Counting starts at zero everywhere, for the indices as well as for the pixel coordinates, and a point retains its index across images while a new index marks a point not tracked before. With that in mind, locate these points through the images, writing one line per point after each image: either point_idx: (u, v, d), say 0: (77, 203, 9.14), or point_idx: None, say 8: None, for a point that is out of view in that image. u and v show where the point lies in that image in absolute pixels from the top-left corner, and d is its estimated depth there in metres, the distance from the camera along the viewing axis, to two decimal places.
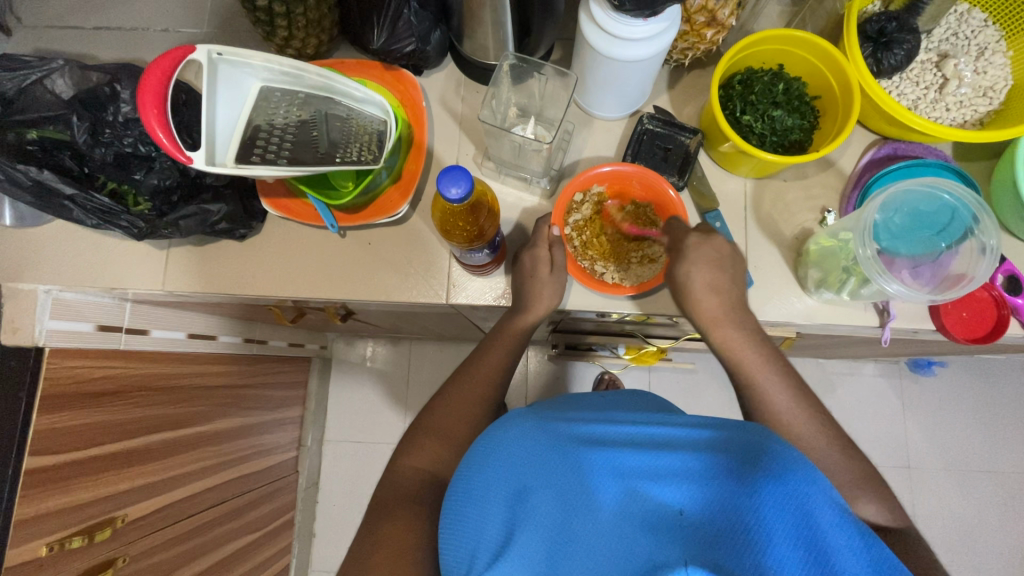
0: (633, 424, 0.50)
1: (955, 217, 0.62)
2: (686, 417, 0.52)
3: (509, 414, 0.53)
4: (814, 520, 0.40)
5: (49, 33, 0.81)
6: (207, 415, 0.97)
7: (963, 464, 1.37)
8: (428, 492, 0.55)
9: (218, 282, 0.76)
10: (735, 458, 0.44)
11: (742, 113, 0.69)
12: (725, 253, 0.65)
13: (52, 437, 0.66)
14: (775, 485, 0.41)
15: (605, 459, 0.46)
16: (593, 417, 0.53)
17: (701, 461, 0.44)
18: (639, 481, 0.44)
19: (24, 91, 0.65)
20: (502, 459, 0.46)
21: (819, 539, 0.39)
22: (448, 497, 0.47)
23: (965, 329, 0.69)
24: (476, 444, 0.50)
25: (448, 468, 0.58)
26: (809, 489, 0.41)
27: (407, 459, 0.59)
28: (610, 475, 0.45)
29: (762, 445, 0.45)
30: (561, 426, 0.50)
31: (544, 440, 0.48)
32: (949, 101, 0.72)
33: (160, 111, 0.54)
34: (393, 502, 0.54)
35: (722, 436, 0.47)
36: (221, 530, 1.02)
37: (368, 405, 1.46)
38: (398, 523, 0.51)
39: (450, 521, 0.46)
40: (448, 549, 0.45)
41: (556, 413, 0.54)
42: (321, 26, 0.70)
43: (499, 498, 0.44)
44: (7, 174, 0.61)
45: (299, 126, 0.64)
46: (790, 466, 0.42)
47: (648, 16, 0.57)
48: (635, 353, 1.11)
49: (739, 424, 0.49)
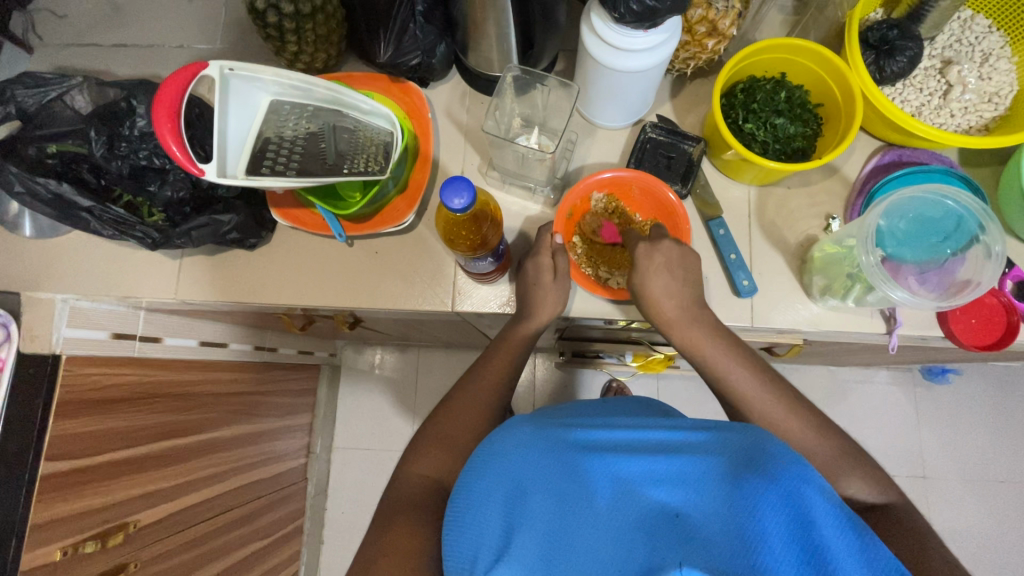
0: (632, 428, 0.51)
1: (960, 223, 0.62)
2: (684, 420, 0.52)
3: (510, 420, 0.53)
4: (810, 519, 0.40)
5: (68, 50, 0.83)
6: (218, 421, 0.99)
7: (979, 475, 1.34)
8: (431, 498, 0.56)
9: (228, 291, 0.78)
10: (733, 460, 0.44)
11: (745, 121, 0.69)
12: None
13: (69, 442, 0.67)
14: (772, 487, 0.41)
15: (604, 463, 0.46)
16: (592, 423, 0.53)
17: (699, 463, 0.45)
18: (636, 485, 0.44)
19: (44, 107, 0.67)
20: (501, 463, 0.47)
21: (815, 538, 0.40)
22: (450, 504, 0.48)
23: (974, 337, 0.68)
24: (476, 451, 0.50)
25: (452, 475, 0.59)
26: (807, 490, 0.41)
27: (412, 466, 0.59)
28: (608, 479, 0.45)
29: (758, 446, 0.45)
30: (561, 431, 0.50)
31: (543, 445, 0.48)
32: (953, 107, 0.71)
33: (174, 124, 0.56)
34: (397, 508, 0.54)
35: (720, 438, 0.47)
36: (232, 536, 1.04)
37: (377, 412, 1.47)
38: (402, 530, 0.51)
39: (449, 528, 0.46)
40: (448, 555, 0.45)
41: (556, 419, 0.54)
42: (330, 41, 0.72)
43: (497, 500, 0.45)
44: (28, 187, 0.64)
45: (308, 138, 0.66)
46: (786, 466, 0.43)
47: (648, 27, 0.58)
48: (641, 361, 1.15)
49: (738, 426, 0.49)
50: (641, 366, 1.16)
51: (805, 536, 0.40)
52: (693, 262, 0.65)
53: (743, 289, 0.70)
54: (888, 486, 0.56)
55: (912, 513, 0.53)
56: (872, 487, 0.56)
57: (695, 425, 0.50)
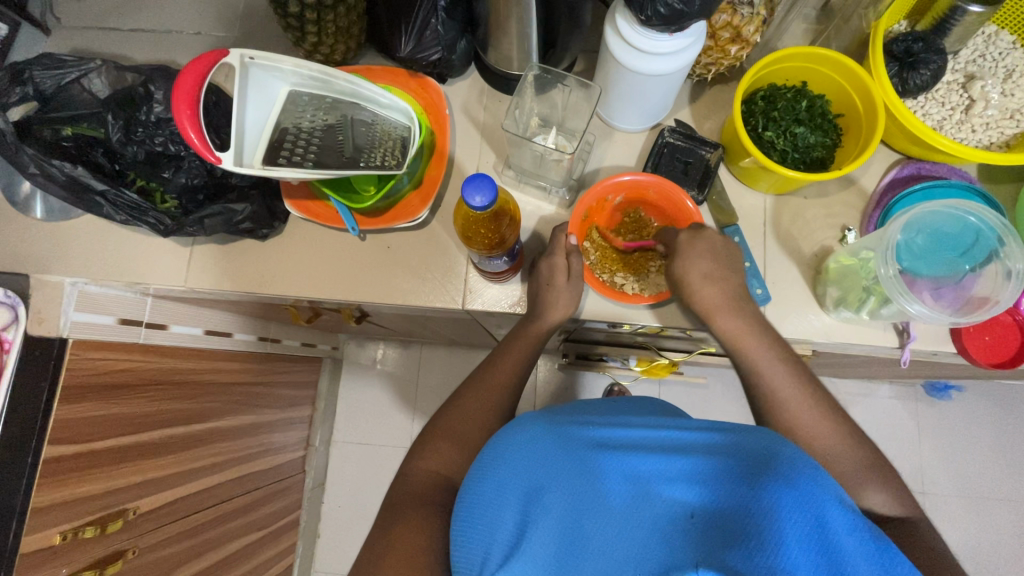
0: (645, 427, 0.50)
1: (979, 238, 0.61)
2: (695, 421, 0.52)
3: (520, 418, 0.53)
4: (827, 526, 0.39)
5: (86, 33, 0.83)
6: (219, 411, 0.98)
7: (979, 492, 1.34)
8: (439, 495, 0.55)
9: (237, 280, 0.77)
10: (748, 462, 0.43)
11: (765, 129, 0.69)
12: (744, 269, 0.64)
13: (72, 427, 0.67)
14: (788, 489, 0.40)
15: (615, 462, 0.46)
16: (602, 421, 0.53)
17: (713, 464, 0.44)
18: (649, 484, 0.44)
19: (62, 89, 0.67)
20: (512, 460, 0.47)
21: (831, 540, 0.39)
22: (461, 501, 0.48)
23: (987, 354, 0.68)
24: (486, 447, 0.50)
25: (459, 472, 0.58)
26: (823, 495, 0.41)
27: (419, 462, 0.59)
28: (620, 478, 0.45)
29: (771, 448, 0.45)
30: (574, 429, 0.50)
31: (553, 442, 0.48)
32: (975, 122, 0.71)
33: (193, 112, 0.55)
34: (405, 504, 0.54)
35: (733, 440, 0.47)
36: (230, 526, 1.04)
37: (378, 407, 1.46)
38: (409, 525, 0.51)
39: (461, 524, 0.46)
40: (458, 550, 0.45)
41: (566, 417, 0.54)
42: (350, 33, 0.71)
43: (509, 498, 0.45)
44: (43, 169, 0.63)
45: (325, 130, 0.66)
46: (800, 469, 0.42)
47: (674, 31, 0.57)
48: (647, 367, 1.10)
49: (751, 428, 0.48)
50: (644, 371, 1.15)
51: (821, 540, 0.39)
52: (711, 266, 0.65)
53: (755, 297, 0.69)
54: (897, 502, 0.56)
55: (921, 528, 0.53)
56: (881, 500, 0.55)
57: (706, 426, 0.50)
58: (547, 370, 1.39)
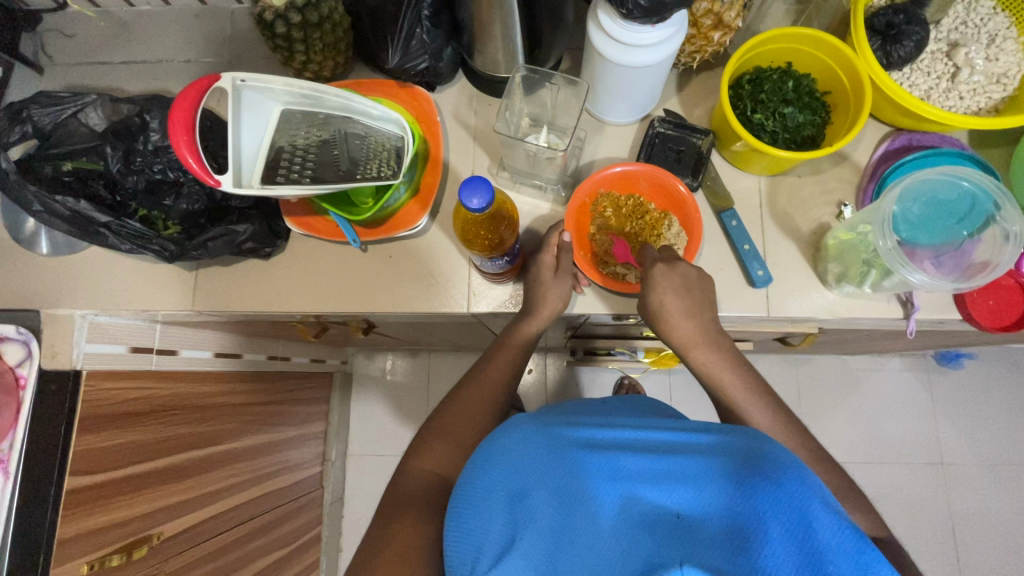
0: (633, 428, 0.51)
1: (975, 205, 0.62)
2: (688, 421, 0.52)
3: (513, 419, 0.53)
4: (809, 527, 0.39)
5: (78, 70, 0.84)
6: (234, 433, 0.99)
7: (997, 458, 1.34)
8: (436, 494, 0.55)
9: (242, 301, 0.78)
10: (734, 463, 0.44)
11: (753, 112, 0.69)
12: (666, 270, 0.64)
13: (92, 457, 0.68)
14: (773, 489, 0.40)
15: (604, 461, 0.45)
16: (592, 422, 0.53)
17: (701, 464, 0.44)
18: (635, 484, 0.44)
19: (59, 125, 0.68)
20: (503, 465, 0.47)
21: (812, 540, 0.38)
22: (452, 501, 0.48)
23: (991, 318, 0.68)
24: (481, 450, 0.50)
25: (456, 471, 0.59)
26: (809, 494, 0.40)
27: (419, 460, 0.59)
28: (609, 478, 0.44)
29: (759, 450, 0.45)
30: (563, 430, 0.50)
31: (545, 443, 0.48)
32: (962, 89, 0.72)
33: (189, 136, 0.56)
34: (401, 502, 0.54)
35: (722, 442, 0.47)
36: (254, 545, 1.05)
37: (390, 416, 1.47)
38: (405, 523, 0.51)
39: (455, 525, 0.46)
40: (452, 548, 0.45)
41: (559, 418, 0.54)
42: (337, 49, 0.72)
43: (501, 498, 0.44)
44: (46, 206, 0.64)
45: (320, 146, 0.67)
46: (786, 469, 0.42)
47: (656, 22, 0.58)
48: (655, 356, 1.13)
49: (739, 428, 0.49)
50: (654, 362, 1.16)
51: (801, 538, 0.38)
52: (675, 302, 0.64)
53: (758, 279, 0.70)
54: None
55: None
56: None
57: (697, 428, 0.50)
58: (555, 367, 1.40)
